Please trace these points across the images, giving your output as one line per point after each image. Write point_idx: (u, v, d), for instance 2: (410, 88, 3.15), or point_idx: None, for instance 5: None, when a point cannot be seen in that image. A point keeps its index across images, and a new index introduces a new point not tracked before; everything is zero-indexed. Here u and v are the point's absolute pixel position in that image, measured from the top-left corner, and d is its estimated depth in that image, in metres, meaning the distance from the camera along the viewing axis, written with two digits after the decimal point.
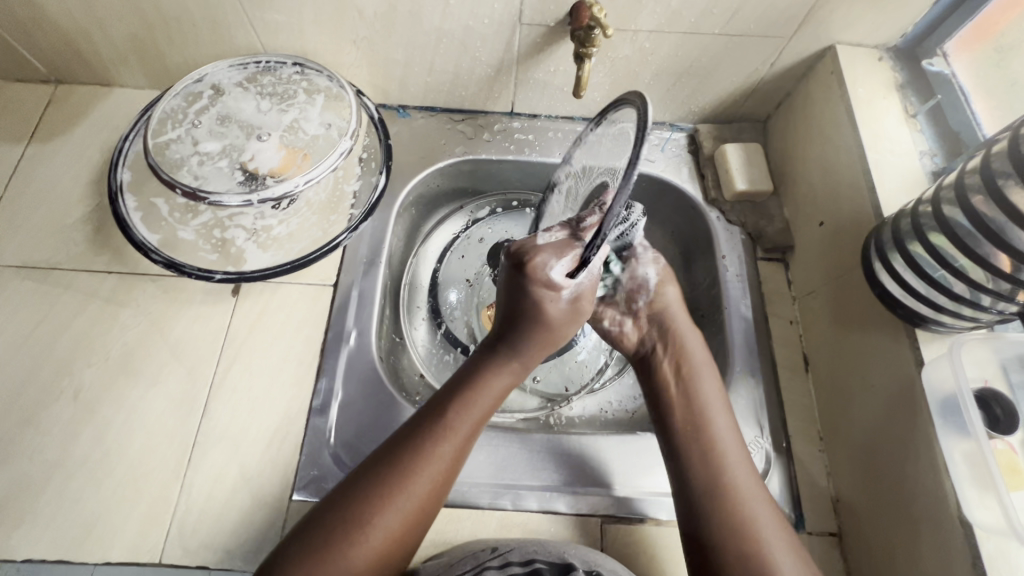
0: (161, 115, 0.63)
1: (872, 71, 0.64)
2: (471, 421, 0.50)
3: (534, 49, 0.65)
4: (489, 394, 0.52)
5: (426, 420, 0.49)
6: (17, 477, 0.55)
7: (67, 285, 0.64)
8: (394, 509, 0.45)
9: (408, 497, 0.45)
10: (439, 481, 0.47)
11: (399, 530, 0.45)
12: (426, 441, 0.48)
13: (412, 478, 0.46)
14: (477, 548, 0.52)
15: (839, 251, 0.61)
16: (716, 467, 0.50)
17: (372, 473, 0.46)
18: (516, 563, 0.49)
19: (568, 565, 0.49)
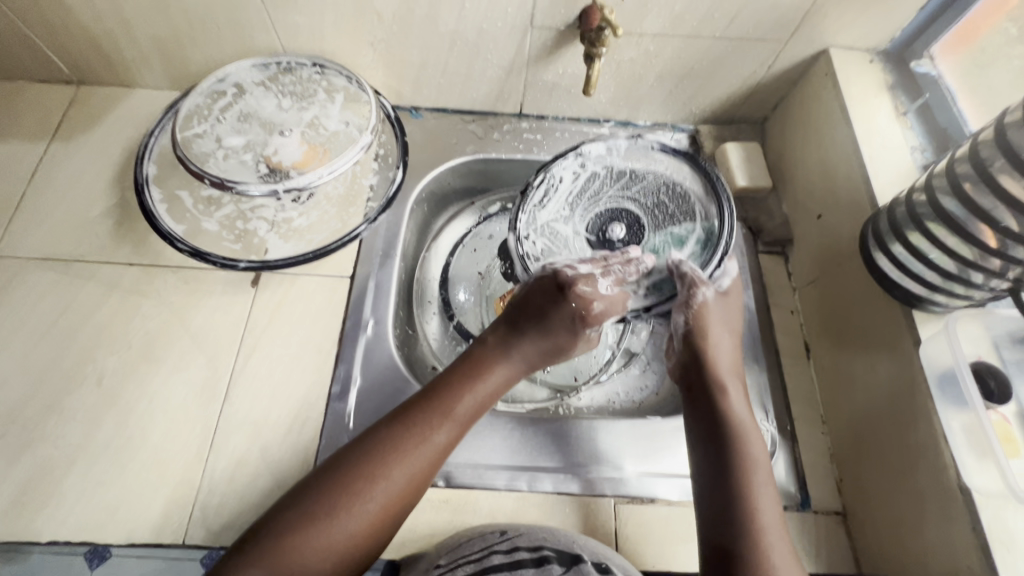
0: (187, 111, 0.67)
1: (864, 74, 0.67)
2: (469, 405, 0.53)
3: (544, 51, 0.69)
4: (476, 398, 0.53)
5: (423, 402, 0.52)
6: (41, 461, 0.56)
7: (89, 277, 0.65)
8: (389, 482, 0.47)
9: (403, 471, 0.47)
10: (433, 462, 0.49)
11: (389, 506, 0.46)
12: (426, 420, 0.50)
13: (409, 454, 0.48)
14: (487, 530, 0.53)
15: (837, 241, 0.64)
16: (738, 463, 0.51)
17: (370, 445, 0.48)
18: (524, 548, 0.49)
19: (577, 558, 0.48)
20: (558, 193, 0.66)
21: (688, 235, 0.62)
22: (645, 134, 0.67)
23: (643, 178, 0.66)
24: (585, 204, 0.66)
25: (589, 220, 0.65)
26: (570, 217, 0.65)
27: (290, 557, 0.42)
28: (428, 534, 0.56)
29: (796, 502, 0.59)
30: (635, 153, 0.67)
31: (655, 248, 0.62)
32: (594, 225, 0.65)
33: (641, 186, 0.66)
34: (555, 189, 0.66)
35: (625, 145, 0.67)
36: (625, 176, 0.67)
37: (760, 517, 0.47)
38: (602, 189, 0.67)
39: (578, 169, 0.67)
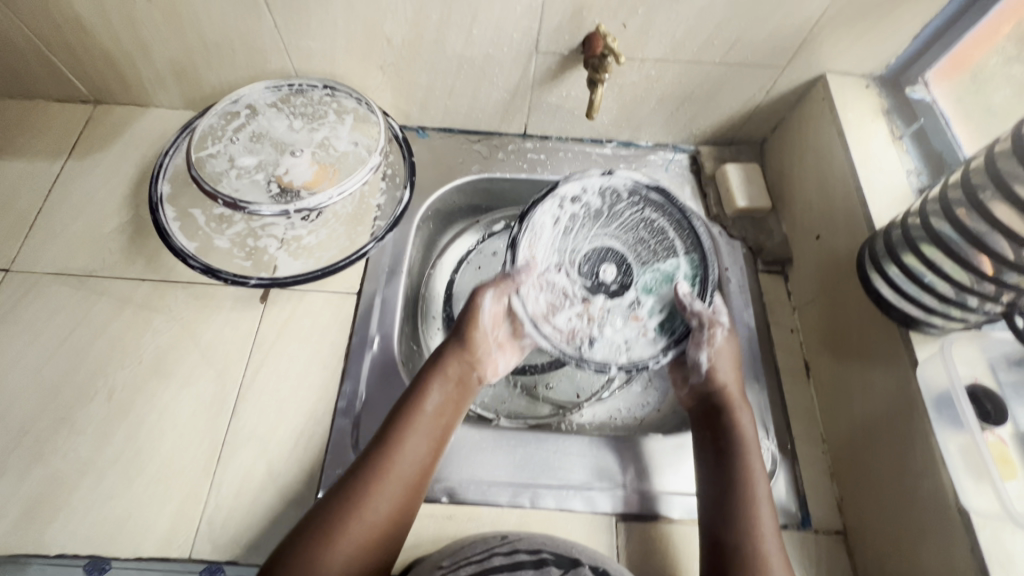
0: (201, 131, 0.69)
1: (861, 98, 0.69)
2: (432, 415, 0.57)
3: (549, 75, 0.71)
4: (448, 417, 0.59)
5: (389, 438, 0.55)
6: (52, 474, 0.57)
7: (102, 292, 0.67)
8: (374, 510, 0.51)
9: (384, 498, 0.52)
10: (415, 483, 0.54)
11: (388, 513, 0.52)
12: (395, 437, 0.55)
13: (385, 482, 0.52)
14: (487, 534, 0.55)
15: (837, 261, 0.65)
16: (738, 487, 0.55)
17: (349, 482, 0.52)
18: (524, 550, 0.53)
19: (575, 560, 0.52)
20: (543, 241, 0.65)
21: (677, 270, 0.65)
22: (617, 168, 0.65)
23: (623, 212, 0.67)
24: (571, 246, 0.66)
25: (579, 262, 0.66)
26: (561, 263, 0.65)
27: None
28: (429, 548, 0.56)
29: (796, 521, 0.59)
30: (609, 187, 0.65)
31: (647, 286, 0.65)
32: (585, 267, 0.66)
33: (619, 221, 0.68)
34: (541, 234, 0.65)
35: (598, 175, 0.65)
36: (604, 213, 0.67)
37: (763, 540, 0.52)
38: (582, 228, 0.67)
39: (559, 210, 0.65)
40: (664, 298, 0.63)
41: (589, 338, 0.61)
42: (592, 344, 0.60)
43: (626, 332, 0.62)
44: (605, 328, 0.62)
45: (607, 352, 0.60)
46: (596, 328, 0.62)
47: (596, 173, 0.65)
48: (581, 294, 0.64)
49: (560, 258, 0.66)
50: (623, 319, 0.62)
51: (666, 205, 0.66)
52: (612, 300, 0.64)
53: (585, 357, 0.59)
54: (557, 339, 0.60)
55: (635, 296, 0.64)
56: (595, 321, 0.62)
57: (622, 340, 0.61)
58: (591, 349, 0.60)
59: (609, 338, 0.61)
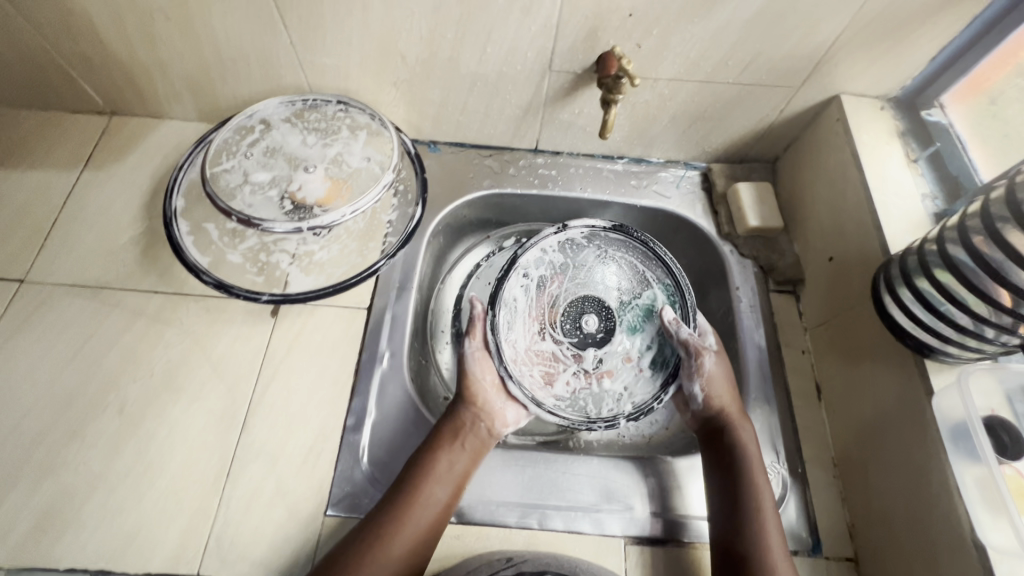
0: (217, 146, 0.69)
1: (875, 120, 0.69)
2: (451, 463, 0.58)
3: (561, 93, 0.71)
4: (461, 465, 0.58)
5: (407, 483, 0.56)
6: (64, 487, 0.57)
7: (116, 304, 0.67)
8: (389, 552, 0.52)
9: (399, 543, 0.52)
10: (432, 523, 0.55)
11: (406, 553, 0.53)
12: (417, 478, 0.56)
13: (403, 524, 0.53)
14: (494, 555, 0.56)
15: (851, 284, 0.64)
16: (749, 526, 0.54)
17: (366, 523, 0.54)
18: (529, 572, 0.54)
19: None
20: (519, 314, 0.66)
21: (654, 300, 0.67)
22: (568, 221, 0.68)
23: (585, 256, 0.69)
24: (548, 305, 0.67)
25: (560, 321, 0.66)
26: (543, 327, 0.66)
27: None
28: (437, 567, 0.56)
29: (807, 547, 0.58)
30: (567, 240, 0.69)
31: (630, 325, 0.67)
32: (568, 323, 0.66)
33: (587, 266, 0.69)
34: (513, 308, 0.65)
35: (553, 233, 0.68)
36: (568, 265, 0.69)
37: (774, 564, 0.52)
38: (553, 286, 0.68)
39: (524, 279, 0.67)
40: (654, 334, 0.66)
41: (593, 397, 0.63)
42: (597, 401, 0.62)
43: (624, 379, 0.64)
44: (603, 381, 0.64)
45: (612, 406, 0.62)
46: (597, 384, 0.63)
47: (551, 232, 0.68)
48: (571, 352, 0.65)
49: (539, 322, 0.66)
50: (618, 367, 0.64)
51: (629, 238, 0.69)
52: (601, 350, 0.65)
53: (594, 417, 0.61)
54: (563, 409, 0.61)
55: (622, 339, 0.66)
56: (594, 375, 0.64)
57: (623, 389, 0.63)
58: (597, 406, 0.62)
59: (611, 389, 0.63)
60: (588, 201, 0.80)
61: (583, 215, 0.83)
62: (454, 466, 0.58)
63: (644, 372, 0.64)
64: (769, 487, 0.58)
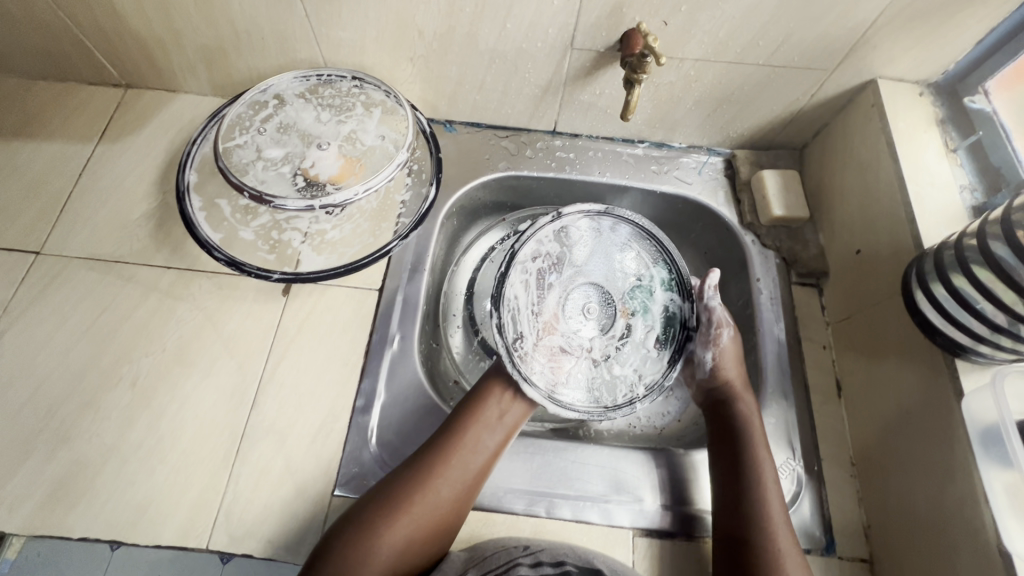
0: (230, 121, 0.67)
1: (912, 107, 0.65)
2: (474, 448, 0.57)
3: (582, 72, 0.68)
4: (512, 416, 0.60)
5: (454, 430, 0.58)
6: (77, 457, 0.58)
7: (129, 278, 0.67)
8: (394, 536, 0.52)
9: (404, 527, 0.52)
10: (481, 469, 0.57)
11: (412, 538, 0.52)
12: (436, 461, 0.56)
13: (450, 469, 0.56)
14: (509, 544, 0.54)
15: (879, 278, 0.62)
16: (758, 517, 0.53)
17: (411, 465, 0.56)
18: (549, 564, 0.52)
19: (598, 571, 0.52)
20: (518, 309, 0.63)
21: (660, 279, 0.67)
22: (563, 209, 0.66)
23: (617, 233, 0.68)
24: (547, 298, 0.66)
25: (561, 314, 0.65)
26: (546, 322, 0.64)
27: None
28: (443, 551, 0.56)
29: (820, 547, 0.57)
30: (563, 228, 0.67)
31: (635, 307, 0.66)
32: (570, 314, 0.65)
33: (586, 251, 0.68)
34: (515, 306, 0.63)
35: (549, 222, 0.66)
36: (565, 254, 0.68)
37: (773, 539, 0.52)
38: (550, 279, 0.67)
39: (523, 274, 0.65)
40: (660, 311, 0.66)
41: (606, 384, 0.61)
42: (610, 389, 0.61)
43: (633, 363, 0.63)
44: (614, 367, 0.62)
45: (626, 391, 0.61)
46: (608, 371, 0.62)
47: (546, 221, 0.66)
48: (579, 342, 0.63)
49: (540, 314, 0.64)
50: (626, 351, 0.64)
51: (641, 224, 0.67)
52: (608, 335, 0.65)
53: (610, 406, 0.59)
54: (578, 400, 0.60)
55: (627, 323, 0.65)
56: (604, 361, 0.63)
57: (634, 373, 0.62)
58: (611, 394, 0.61)
59: (623, 374, 0.62)
60: (606, 185, 0.78)
61: (601, 200, 0.80)
62: (505, 417, 0.60)
63: (655, 350, 0.64)
64: (771, 462, 0.57)
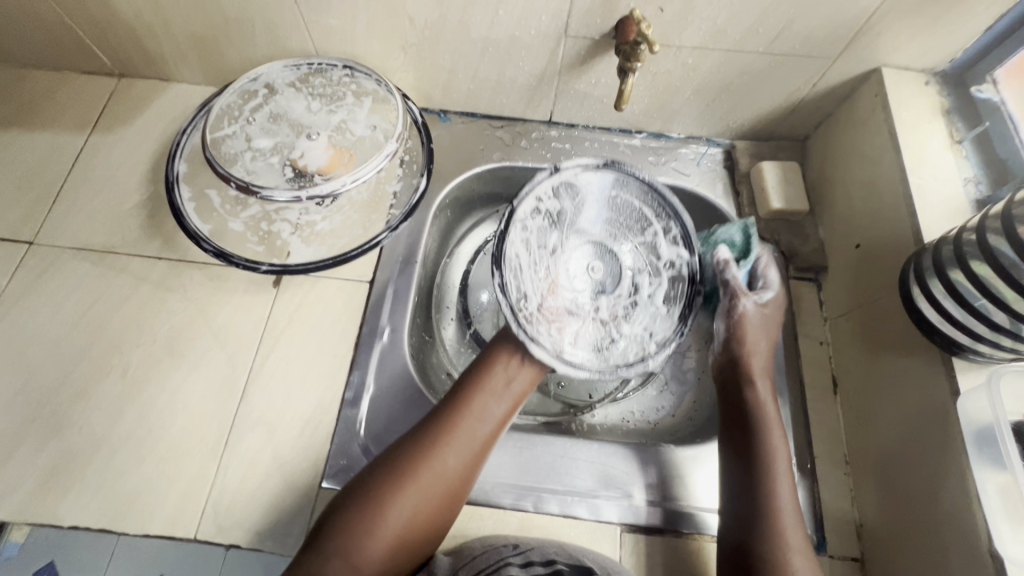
0: (218, 111, 0.67)
1: (918, 96, 0.63)
2: (481, 419, 0.56)
3: (577, 61, 0.67)
4: (519, 384, 0.59)
5: (458, 400, 0.57)
6: (69, 447, 0.58)
7: (120, 269, 0.67)
8: (400, 510, 0.51)
9: (411, 501, 0.51)
10: (488, 438, 0.56)
11: (419, 512, 0.51)
12: (442, 434, 0.55)
13: (456, 438, 0.55)
14: (499, 543, 0.54)
15: (877, 273, 0.60)
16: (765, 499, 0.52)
17: (414, 436, 0.55)
18: (538, 563, 0.51)
19: (588, 568, 0.51)
20: (522, 270, 0.61)
21: (667, 233, 0.64)
22: (561, 163, 0.61)
23: (623, 187, 0.64)
24: (549, 259, 0.65)
25: (566, 274, 0.65)
26: (550, 283, 0.63)
27: (359, 549, 0.48)
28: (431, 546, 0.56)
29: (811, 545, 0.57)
30: (562, 183, 0.63)
31: (639, 267, 0.66)
32: (574, 275, 0.65)
33: (589, 208, 0.67)
34: (517, 266, 0.59)
35: (547, 177, 0.61)
36: (566, 213, 0.66)
37: (779, 510, 0.52)
38: (551, 239, 0.65)
39: (523, 234, 0.61)
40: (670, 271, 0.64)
41: (614, 342, 0.61)
42: (619, 347, 0.61)
43: (641, 321, 0.63)
44: (622, 326, 0.63)
45: (636, 348, 0.60)
46: (616, 330, 0.62)
47: (545, 176, 0.61)
48: (584, 302, 0.64)
49: (542, 274, 0.63)
50: (634, 311, 0.64)
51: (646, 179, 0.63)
52: (614, 295, 0.65)
53: (620, 363, 0.59)
54: (589, 358, 0.59)
55: (631, 283, 0.65)
56: (612, 321, 0.63)
57: (642, 330, 0.62)
58: (620, 352, 0.60)
59: (633, 333, 0.62)
60: None
61: None
62: (512, 384, 0.59)
63: (669, 307, 0.62)
64: (784, 441, 0.56)
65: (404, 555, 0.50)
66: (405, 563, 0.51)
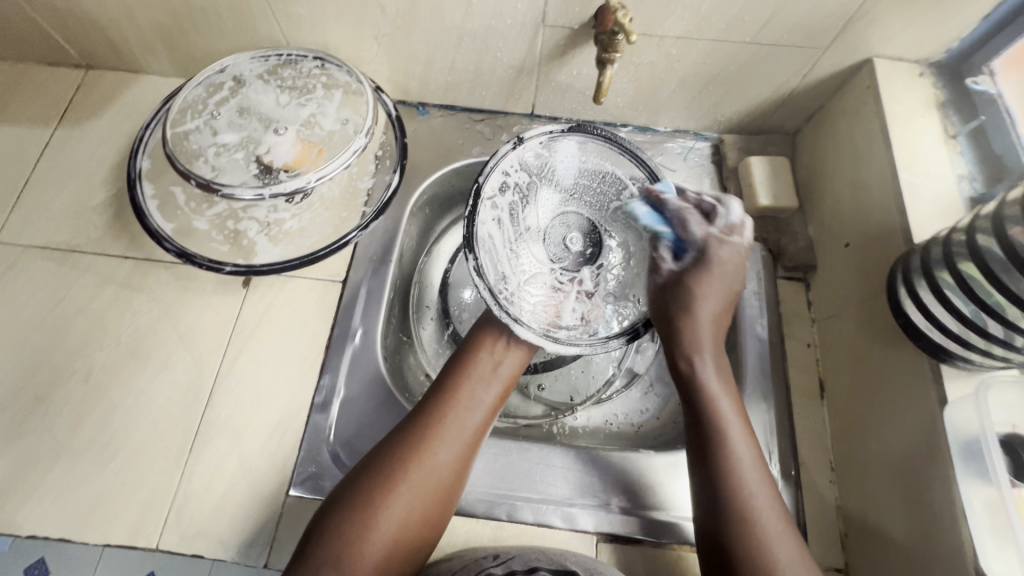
0: (181, 105, 0.63)
1: (912, 88, 0.60)
2: (468, 406, 0.55)
3: (556, 51, 0.64)
4: (507, 367, 0.59)
5: (446, 389, 0.56)
6: (28, 453, 0.57)
7: (85, 268, 0.65)
8: (393, 511, 0.49)
9: (404, 500, 0.49)
10: (479, 426, 0.55)
11: (415, 509, 0.50)
12: (431, 428, 0.53)
13: (447, 430, 0.53)
14: (479, 556, 0.52)
15: (866, 275, 0.58)
16: (733, 485, 0.49)
17: (405, 429, 0.53)
18: (519, 570, 0.49)
19: (570, 569, 0.50)
20: (496, 249, 0.57)
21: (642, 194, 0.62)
22: (524, 134, 0.60)
23: (594, 152, 0.63)
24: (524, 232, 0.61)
25: (546, 247, 0.61)
26: (528, 259, 0.59)
27: (353, 554, 0.47)
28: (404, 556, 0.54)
29: None
30: (528, 155, 0.61)
31: (621, 235, 0.62)
32: (552, 248, 0.61)
33: (562, 175, 0.63)
34: (491, 246, 0.57)
35: (512, 149, 0.59)
36: (536, 183, 0.62)
37: (749, 494, 0.49)
38: (523, 212, 0.61)
39: (494, 211, 0.58)
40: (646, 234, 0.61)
41: (603, 314, 0.58)
42: (607, 319, 0.58)
43: (629, 291, 0.60)
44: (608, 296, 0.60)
45: (628, 319, 0.58)
46: (604, 302, 0.59)
47: (509, 149, 0.59)
48: (567, 274, 0.60)
49: (519, 249, 0.59)
50: (617, 280, 0.61)
51: (614, 141, 0.62)
52: (596, 266, 0.61)
53: (610, 336, 0.57)
54: (577, 334, 0.57)
55: (612, 249, 0.62)
56: (597, 293, 0.60)
57: (631, 302, 0.59)
58: (610, 325, 0.58)
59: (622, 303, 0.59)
60: None
61: None
62: (500, 368, 0.59)
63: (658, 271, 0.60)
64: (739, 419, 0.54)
65: (400, 556, 0.49)
66: (405, 564, 0.49)
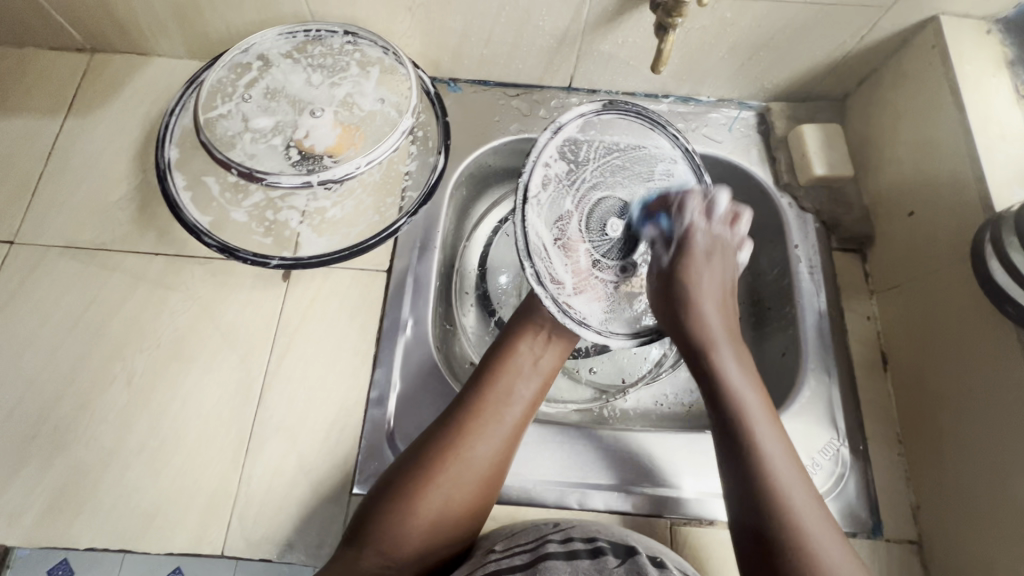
0: (210, 87, 0.59)
1: (981, 46, 0.58)
2: (500, 400, 0.52)
3: (604, 18, 0.60)
4: (547, 361, 0.56)
5: (484, 380, 0.54)
6: (76, 463, 0.54)
7: (115, 267, 0.62)
8: (428, 504, 0.47)
9: (439, 494, 0.48)
10: (520, 420, 0.53)
11: (449, 502, 0.48)
12: (466, 423, 0.51)
13: (485, 423, 0.51)
14: (539, 522, 0.52)
15: (935, 243, 0.56)
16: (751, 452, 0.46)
17: (443, 421, 0.51)
18: (579, 538, 0.48)
19: (631, 548, 0.47)
20: (545, 243, 0.54)
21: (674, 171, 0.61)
22: (561, 117, 0.56)
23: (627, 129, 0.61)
24: (571, 222, 0.57)
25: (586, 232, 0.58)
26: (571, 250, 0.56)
27: (393, 543, 0.46)
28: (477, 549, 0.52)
29: (868, 529, 0.55)
30: (566, 142, 0.57)
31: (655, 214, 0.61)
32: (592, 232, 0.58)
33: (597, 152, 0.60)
34: (542, 244, 0.53)
35: (551, 138, 0.56)
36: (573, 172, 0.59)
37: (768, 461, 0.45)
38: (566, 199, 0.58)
39: (538, 208, 0.55)
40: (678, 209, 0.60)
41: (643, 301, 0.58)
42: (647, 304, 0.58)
43: None
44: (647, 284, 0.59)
45: None
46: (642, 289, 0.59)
47: (548, 137, 0.56)
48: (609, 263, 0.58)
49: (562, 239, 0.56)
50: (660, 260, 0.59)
51: (642, 116, 0.60)
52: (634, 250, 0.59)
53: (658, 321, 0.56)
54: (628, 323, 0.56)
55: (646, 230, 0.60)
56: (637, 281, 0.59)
57: None
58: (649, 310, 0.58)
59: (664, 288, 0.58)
60: None
61: None
62: (539, 362, 0.56)
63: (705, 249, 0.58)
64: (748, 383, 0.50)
65: (440, 545, 0.48)
66: (447, 551, 0.48)
